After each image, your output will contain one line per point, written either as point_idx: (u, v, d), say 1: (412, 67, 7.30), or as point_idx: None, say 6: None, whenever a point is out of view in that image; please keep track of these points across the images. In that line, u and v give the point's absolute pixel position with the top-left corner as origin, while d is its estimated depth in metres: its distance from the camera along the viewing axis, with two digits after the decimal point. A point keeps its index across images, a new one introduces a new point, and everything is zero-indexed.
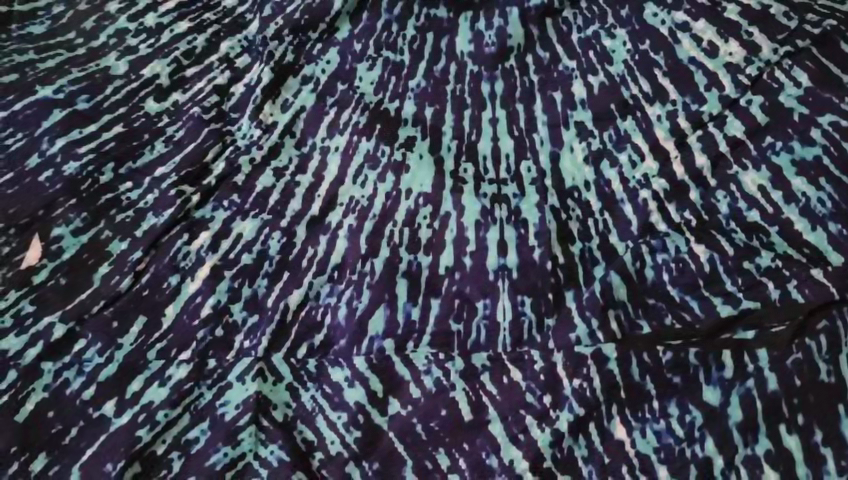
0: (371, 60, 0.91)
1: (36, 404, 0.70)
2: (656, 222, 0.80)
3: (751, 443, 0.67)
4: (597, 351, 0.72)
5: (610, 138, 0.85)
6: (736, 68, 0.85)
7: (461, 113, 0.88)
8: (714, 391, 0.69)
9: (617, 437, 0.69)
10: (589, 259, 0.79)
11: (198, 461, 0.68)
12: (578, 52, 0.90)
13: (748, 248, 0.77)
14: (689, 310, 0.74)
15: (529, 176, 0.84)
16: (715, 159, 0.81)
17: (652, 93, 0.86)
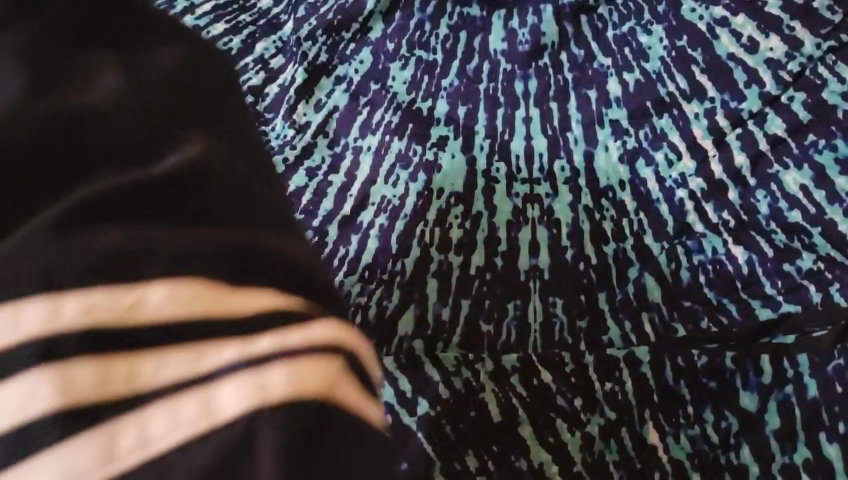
0: (404, 59, 0.92)
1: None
2: (692, 223, 0.78)
3: (789, 452, 0.64)
4: (630, 354, 0.71)
5: (646, 137, 0.84)
6: (777, 64, 0.84)
7: (494, 112, 0.88)
8: (751, 397, 0.67)
9: (650, 441, 0.67)
10: (623, 259, 0.77)
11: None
12: (612, 49, 0.90)
13: (789, 249, 0.75)
14: (726, 313, 0.73)
15: (562, 175, 0.83)
16: (755, 158, 0.80)
17: (689, 91, 0.85)
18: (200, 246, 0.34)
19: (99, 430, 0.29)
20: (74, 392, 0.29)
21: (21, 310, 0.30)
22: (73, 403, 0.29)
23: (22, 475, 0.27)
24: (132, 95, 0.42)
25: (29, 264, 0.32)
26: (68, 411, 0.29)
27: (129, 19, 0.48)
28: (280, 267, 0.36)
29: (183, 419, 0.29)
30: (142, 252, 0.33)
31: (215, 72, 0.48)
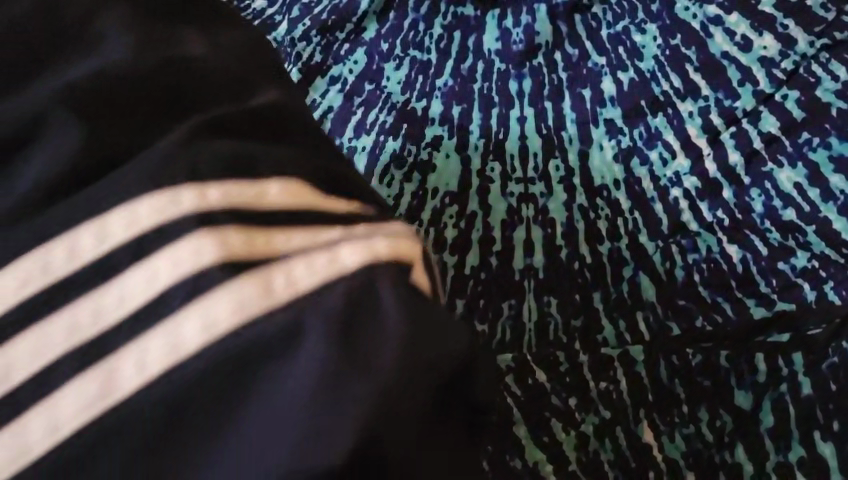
0: (398, 59, 0.92)
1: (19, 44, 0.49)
2: (687, 221, 0.78)
3: (783, 450, 0.65)
4: (624, 353, 0.70)
5: (640, 136, 0.84)
6: (771, 63, 0.84)
7: (489, 111, 0.87)
8: (746, 396, 0.67)
9: (644, 440, 0.66)
10: (618, 258, 0.77)
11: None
12: (606, 48, 0.90)
13: (784, 248, 0.75)
14: (721, 312, 0.73)
15: (557, 175, 0.83)
16: (749, 156, 0.80)
17: (683, 90, 0.85)
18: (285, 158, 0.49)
19: (255, 274, 0.42)
20: (236, 248, 0.43)
21: (179, 195, 0.44)
22: (235, 256, 0.43)
23: (210, 302, 0.41)
24: (212, 58, 0.54)
25: (175, 168, 0.45)
26: (238, 253, 0.43)
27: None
28: (330, 177, 0.51)
29: (318, 265, 0.44)
30: (244, 156, 0.47)
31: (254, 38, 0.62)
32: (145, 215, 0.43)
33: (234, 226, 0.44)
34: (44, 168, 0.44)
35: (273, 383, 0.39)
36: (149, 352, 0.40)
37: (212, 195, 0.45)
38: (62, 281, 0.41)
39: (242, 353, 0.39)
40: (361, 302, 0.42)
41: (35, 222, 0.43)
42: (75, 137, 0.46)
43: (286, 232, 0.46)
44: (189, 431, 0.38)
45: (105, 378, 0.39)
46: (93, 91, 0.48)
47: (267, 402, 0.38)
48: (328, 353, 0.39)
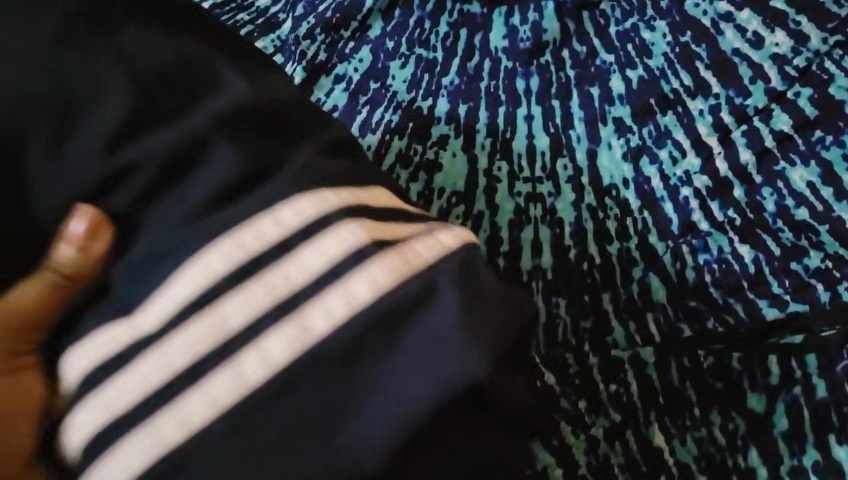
0: (404, 57, 0.91)
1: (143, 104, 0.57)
2: (698, 221, 0.77)
3: (798, 454, 0.63)
4: (634, 355, 0.69)
5: (650, 134, 0.82)
6: (783, 60, 0.83)
7: (496, 110, 0.86)
8: (759, 398, 0.66)
9: (656, 444, 0.65)
10: (628, 259, 0.76)
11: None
12: (615, 45, 0.89)
13: (796, 248, 0.74)
14: (734, 314, 0.71)
15: (565, 174, 0.82)
16: (760, 154, 0.79)
17: (693, 88, 0.84)
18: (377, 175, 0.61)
19: (398, 249, 0.51)
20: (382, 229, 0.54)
21: (321, 198, 0.54)
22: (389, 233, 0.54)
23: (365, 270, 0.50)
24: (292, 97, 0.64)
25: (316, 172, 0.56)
26: (378, 233, 0.53)
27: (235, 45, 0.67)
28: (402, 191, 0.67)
29: (429, 243, 0.53)
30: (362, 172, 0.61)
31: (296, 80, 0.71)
32: (291, 211, 0.53)
33: (362, 213, 0.54)
34: (207, 185, 0.54)
35: (424, 324, 0.48)
36: (329, 306, 0.49)
37: (340, 190, 0.56)
38: (248, 261, 0.51)
39: (400, 304, 0.49)
40: (476, 267, 0.52)
41: (209, 221, 0.53)
42: (229, 155, 0.55)
43: (394, 220, 0.56)
44: (361, 366, 0.47)
45: (294, 330, 0.48)
46: (236, 116, 0.58)
47: (419, 338, 0.48)
48: (457, 306, 0.49)
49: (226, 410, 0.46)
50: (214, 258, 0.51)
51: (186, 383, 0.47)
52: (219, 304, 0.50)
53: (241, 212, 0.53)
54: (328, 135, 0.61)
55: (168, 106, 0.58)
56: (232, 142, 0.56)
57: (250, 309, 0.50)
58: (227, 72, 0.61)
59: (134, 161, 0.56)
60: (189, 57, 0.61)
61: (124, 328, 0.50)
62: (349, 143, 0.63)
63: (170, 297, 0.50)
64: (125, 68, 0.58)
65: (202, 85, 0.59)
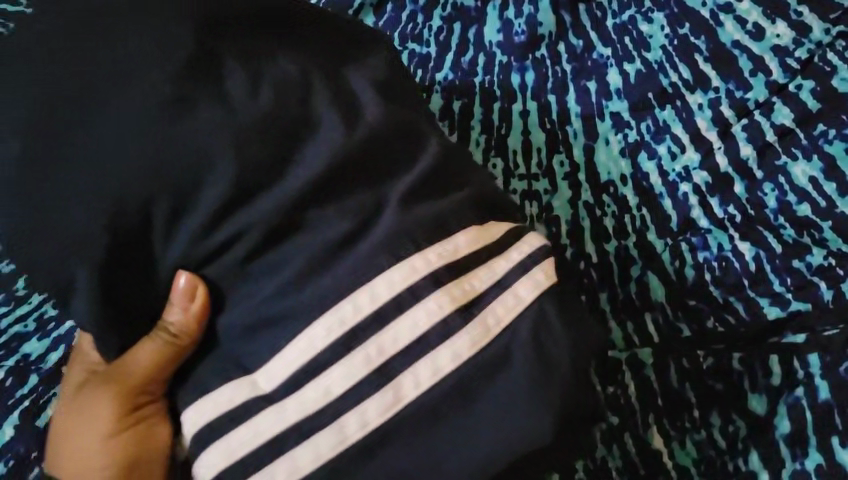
0: (396, 53, 0.89)
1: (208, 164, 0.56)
2: (697, 218, 0.75)
3: (799, 457, 0.62)
4: (633, 356, 0.68)
5: (648, 129, 0.81)
6: (784, 51, 0.81)
7: (490, 106, 0.85)
8: (760, 400, 0.64)
9: (654, 446, 0.65)
10: (625, 257, 0.74)
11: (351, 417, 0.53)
12: (612, 38, 0.87)
13: (799, 245, 0.72)
14: (734, 312, 0.70)
15: (562, 171, 0.80)
16: (761, 150, 0.77)
17: (692, 81, 0.82)
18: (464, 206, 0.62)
19: (478, 319, 0.55)
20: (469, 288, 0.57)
21: (411, 265, 0.56)
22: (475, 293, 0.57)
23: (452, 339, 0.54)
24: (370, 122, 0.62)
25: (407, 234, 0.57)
26: (462, 298, 0.56)
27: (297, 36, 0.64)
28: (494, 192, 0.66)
29: (509, 303, 0.56)
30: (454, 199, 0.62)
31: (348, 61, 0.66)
32: (387, 280, 0.55)
33: (452, 273, 0.56)
34: (307, 253, 0.56)
35: (500, 385, 0.53)
36: (418, 374, 0.54)
37: (428, 246, 0.57)
38: (348, 334, 0.54)
39: (479, 369, 0.54)
40: (552, 329, 0.55)
41: (305, 295, 0.55)
42: (333, 222, 0.57)
43: (477, 266, 0.58)
44: (446, 425, 0.53)
45: (388, 394, 0.53)
46: (334, 174, 0.58)
47: (495, 400, 0.53)
48: (527, 369, 0.53)
49: (329, 465, 0.52)
50: (316, 333, 0.54)
51: (289, 441, 0.53)
52: (324, 375, 0.53)
53: (344, 272, 0.55)
54: (419, 173, 0.61)
55: (273, 164, 0.57)
56: (336, 204, 0.58)
57: (348, 381, 0.53)
58: (316, 112, 0.60)
59: (241, 229, 0.56)
60: (280, 102, 0.59)
61: (245, 385, 0.55)
62: (443, 170, 0.62)
63: (279, 367, 0.55)
64: (231, 127, 0.56)
65: (301, 133, 0.59)
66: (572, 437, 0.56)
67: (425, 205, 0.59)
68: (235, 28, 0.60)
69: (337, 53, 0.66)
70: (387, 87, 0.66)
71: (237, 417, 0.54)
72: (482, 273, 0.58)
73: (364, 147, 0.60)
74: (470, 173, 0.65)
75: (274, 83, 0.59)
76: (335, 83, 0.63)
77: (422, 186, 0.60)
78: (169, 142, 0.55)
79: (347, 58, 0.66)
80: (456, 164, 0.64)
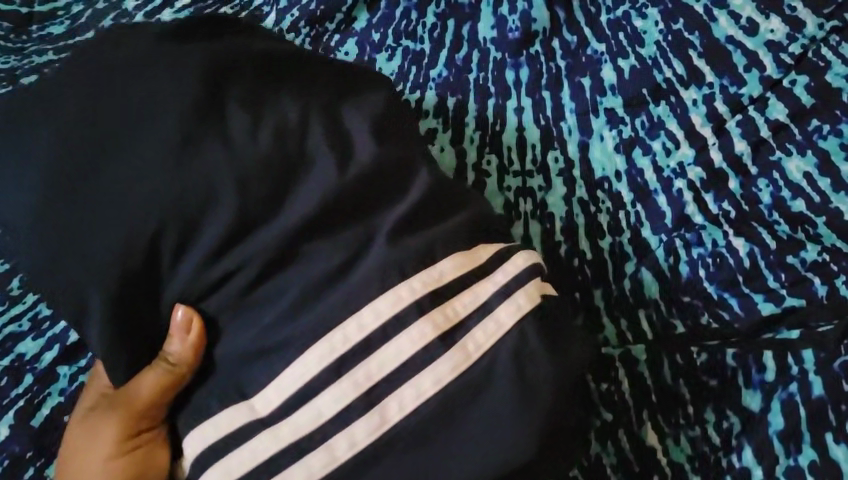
0: (390, 50, 0.89)
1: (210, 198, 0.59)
2: (692, 214, 0.75)
3: (793, 454, 0.61)
4: (626, 353, 0.68)
5: (642, 125, 0.80)
6: (778, 46, 0.81)
7: (485, 102, 0.84)
8: (754, 397, 0.64)
9: (648, 442, 0.65)
10: (619, 254, 0.74)
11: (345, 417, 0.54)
12: (606, 34, 0.87)
13: (793, 241, 0.72)
14: (728, 308, 0.70)
15: (556, 167, 0.80)
16: (756, 145, 0.77)
17: (686, 77, 0.82)
18: (453, 228, 0.63)
19: (458, 345, 0.57)
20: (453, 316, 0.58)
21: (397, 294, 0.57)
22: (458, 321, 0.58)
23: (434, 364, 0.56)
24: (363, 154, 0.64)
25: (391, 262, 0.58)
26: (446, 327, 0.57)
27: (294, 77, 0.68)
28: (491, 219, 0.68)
29: (488, 329, 0.58)
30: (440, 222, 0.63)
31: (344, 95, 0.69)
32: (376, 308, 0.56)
33: (434, 298, 0.58)
34: (302, 283, 0.58)
35: (483, 406, 0.55)
36: (403, 398, 0.55)
37: (414, 275, 0.58)
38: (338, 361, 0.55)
39: (463, 391, 0.55)
40: (533, 349, 0.57)
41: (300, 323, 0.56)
42: (326, 252, 0.59)
43: (460, 294, 0.59)
44: (436, 445, 0.54)
45: (377, 417, 0.54)
46: (328, 206, 0.60)
47: (483, 421, 0.54)
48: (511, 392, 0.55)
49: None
50: (311, 358, 0.55)
51: (284, 459, 0.54)
52: (321, 394, 0.55)
53: (339, 300, 0.57)
54: (409, 205, 0.63)
55: (270, 200, 0.60)
56: (330, 235, 0.60)
57: (339, 404, 0.54)
58: (313, 148, 0.63)
59: (239, 260, 0.58)
60: (279, 139, 0.62)
61: (242, 409, 0.56)
62: (433, 201, 0.64)
63: (274, 392, 0.55)
64: (233, 162, 0.60)
65: (298, 168, 0.62)
66: (561, 455, 0.57)
67: (414, 236, 0.61)
68: (239, 74, 0.65)
69: (336, 91, 0.70)
70: (383, 122, 0.69)
71: (237, 438, 0.55)
72: (466, 299, 0.59)
73: (358, 181, 0.62)
74: (460, 203, 0.67)
75: (273, 121, 0.63)
76: (333, 121, 0.66)
77: (413, 218, 0.62)
78: (176, 176, 0.58)
79: (347, 95, 0.69)
80: (446, 196, 0.66)
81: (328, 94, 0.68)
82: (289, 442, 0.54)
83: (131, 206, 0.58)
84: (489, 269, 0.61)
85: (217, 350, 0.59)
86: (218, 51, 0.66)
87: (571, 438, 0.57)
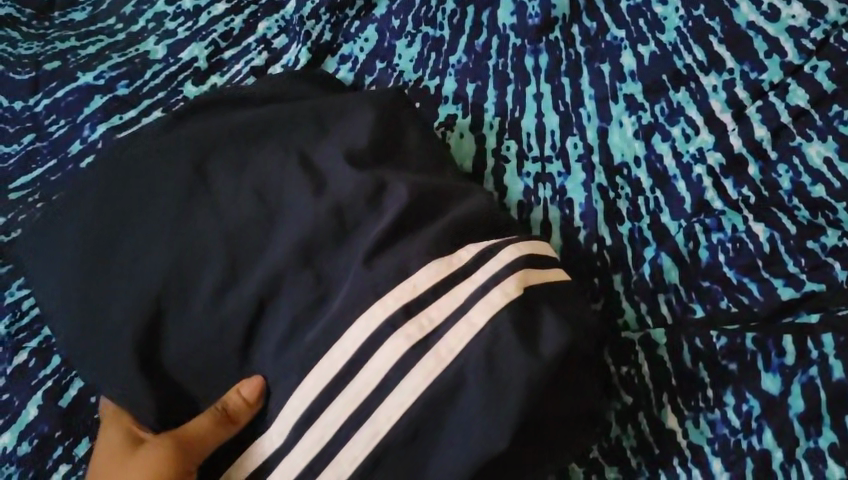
0: (410, 36, 0.89)
1: (199, 250, 0.61)
2: (711, 200, 0.75)
3: (813, 436, 0.62)
4: (646, 337, 0.69)
5: (662, 111, 0.81)
6: (799, 32, 0.81)
7: (504, 89, 0.85)
8: (774, 381, 0.65)
9: (668, 425, 0.66)
10: (639, 239, 0.75)
11: (378, 398, 0.56)
12: (626, 20, 0.87)
13: (813, 226, 0.72)
14: (747, 293, 0.70)
15: (575, 153, 0.80)
16: (776, 131, 0.77)
17: (707, 63, 0.82)
18: (442, 235, 0.63)
19: (433, 350, 0.57)
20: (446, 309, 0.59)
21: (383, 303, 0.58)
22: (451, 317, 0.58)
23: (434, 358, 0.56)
24: (344, 184, 0.65)
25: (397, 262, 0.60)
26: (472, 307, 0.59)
27: (276, 121, 0.70)
28: (488, 221, 0.67)
29: (460, 332, 0.57)
30: (424, 230, 0.63)
31: (327, 129, 0.71)
32: (391, 303, 0.58)
33: (455, 281, 0.60)
34: (290, 313, 0.59)
35: (467, 402, 0.55)
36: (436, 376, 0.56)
37: (395, 286, 0.59)
38: (367, 342, 0.57)
39: (454, 380, 0.55)
40: (507, 343, 0.56)
41: (304, 340, 0.58)
42: (309, 285, 0.60)
43: (439, 296, 0.59)
44: (426, 439, 0.55)
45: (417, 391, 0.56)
46: (309, 244, 0.61)
47: (463, 418, 0.55)
48: (487, 389, 0.55)
49: (373, 455, 0.55)
50: (327, 363, 0.57)
51: (326, 436, 0.56)
52: (363, 372, 0.57)
53: (328, 322, 0.58)
54: (386, 222, 0.63)
55: (247, 246, 0.62)
56: (314, 269, 0.61)
57: (378, 375, 0.56)
58: (291, 193, 0.64)
59: (226, 299, 0.60)
60: (260, 195, 0.64)
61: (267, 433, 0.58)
62: (412, 215, 0.64)
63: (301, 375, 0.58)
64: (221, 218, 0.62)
65: (279, 214, 0.63)
66: (540, 443, 0.58)
67: (391, 254, 0.61)
68: (219, 137, 0.67)
69: (319, 127, 0.71)
70: (362, 151, 0.69)
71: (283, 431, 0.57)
72: (441, 303, 0.59)
73: (334, 213, 0.63)
74: (448, 207, 0.67)
75: (253, 174, 0.65)
76: (311, 162, 0.67)
77: (392, 236, 0.62)
78: (174, 233, 0.62)
79: (330, 129, 0.71)
80: (427, 205, 0.66)
81: (309, 134, 0.70)
82: (330, 427, 0.56)
83: (139, 251, 0.62)
84: (478, 260, 0.62)
85: (214, 367, 0.60)
86: (197, 130, 0.68)
87: (550, 427, 0.58)
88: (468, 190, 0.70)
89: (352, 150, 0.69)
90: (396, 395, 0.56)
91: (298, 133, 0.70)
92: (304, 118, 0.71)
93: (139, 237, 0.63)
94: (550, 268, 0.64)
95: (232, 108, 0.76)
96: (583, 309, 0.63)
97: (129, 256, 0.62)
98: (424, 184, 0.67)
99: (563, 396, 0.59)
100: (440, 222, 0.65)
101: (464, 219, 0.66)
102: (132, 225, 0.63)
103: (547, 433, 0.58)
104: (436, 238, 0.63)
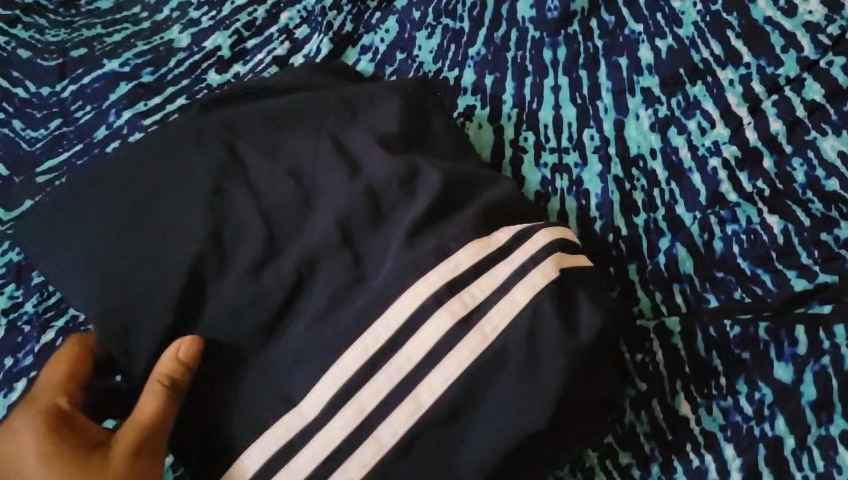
0: (431, 28, 0.91)
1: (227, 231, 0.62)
2: (726, 192, 0.77)
3: (824, 424, 0.63)
4: (661, 325, 0.70)
5: (678, 105, 0.82)
6: (815, 28, 0.82)
7: (522, 81, 0.86)
8: (786, 370, 0.66)
9: (682, 412, 0.67)
10: (655, 230, 0.76)
11: (403, 378, 0.58)
12: (644, 15, 0.88)
13: (826, 219, 0.73)
14: (761, 284, 0.71)
15: (592, 144, 0.81)
16: (791, 125, 0.78)
17: (724, 57, 0.83)
18: (470, 221, 0.64)
19: (459, 329, 0.59)
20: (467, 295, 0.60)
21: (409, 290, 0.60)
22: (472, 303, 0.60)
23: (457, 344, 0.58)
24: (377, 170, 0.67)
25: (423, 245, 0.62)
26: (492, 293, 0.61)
27: (309, 109, 0.71)
28: (516, 210, 0.69)
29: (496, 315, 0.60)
30: (455, 218, 0.65)
31: (358, 119, 0.72)
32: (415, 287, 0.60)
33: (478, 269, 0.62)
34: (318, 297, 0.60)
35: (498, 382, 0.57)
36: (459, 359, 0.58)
37: (419, 269, 0.60)
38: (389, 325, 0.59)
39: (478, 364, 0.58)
40: (541, 325, 0.59)
41: (324, 320, 0.59)
42: (346, 265, 0.61)
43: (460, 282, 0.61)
44: (451, 417, 0.57)
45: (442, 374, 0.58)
46: (342, 227, 0.63)
47: (496, 393, 0.57)
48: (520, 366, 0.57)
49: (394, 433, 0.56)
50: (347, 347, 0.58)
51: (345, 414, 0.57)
52: (385, 353, 0.58)
53: (351, 305, 0.60)
54: (418, 206, 0.64)
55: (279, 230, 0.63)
56: (345, 250, 0.62)
57: (403, 357, 0.58)
58: (326, 179, 0.66)
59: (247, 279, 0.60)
60: (295, 178, 0.66)
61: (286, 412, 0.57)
62: (442, 200, 0.65)
63: None
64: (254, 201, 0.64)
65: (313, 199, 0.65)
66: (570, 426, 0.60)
67: (424, 239, 0.62)
68: (250, 129, 0.69)
69: (350, 116, 0.72)
70: (392, 139, 0.71)
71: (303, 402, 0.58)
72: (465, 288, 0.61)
73: (367, 197, 0.64)
74: (476, 194, 0.68)
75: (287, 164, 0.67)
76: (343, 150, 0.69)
77: (424, 219, 0.63)
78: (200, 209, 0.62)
79: (360, 118, 0.72)
80: (455, 192, 0.67)
81: (341, 123, 0.71)
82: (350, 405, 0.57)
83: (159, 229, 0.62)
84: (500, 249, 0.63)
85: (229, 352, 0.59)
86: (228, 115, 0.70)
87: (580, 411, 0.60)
88: (494, 178, 0.71)
89: (383, 138, 0.70)
90: (427, 373, 0.58)
91: (330, 122, 0.71)
92: (336, 107, 0.72)
93: (157, 216, 0.62)
94: (574, 253, 0.66)
95: (262, 97, 0.77)
96: (607, 291, 0.65)
97: (147, 234, 0.62)
98: (454, 170, 0.68)
99: (592, 379, 0.60)
100: (471, 208, 0.66)
101: (494, 208, 0.67)
102: (151, 206, 0.63)
103: (570, 419, 0.60)
104: (468, 226, 0.64)
